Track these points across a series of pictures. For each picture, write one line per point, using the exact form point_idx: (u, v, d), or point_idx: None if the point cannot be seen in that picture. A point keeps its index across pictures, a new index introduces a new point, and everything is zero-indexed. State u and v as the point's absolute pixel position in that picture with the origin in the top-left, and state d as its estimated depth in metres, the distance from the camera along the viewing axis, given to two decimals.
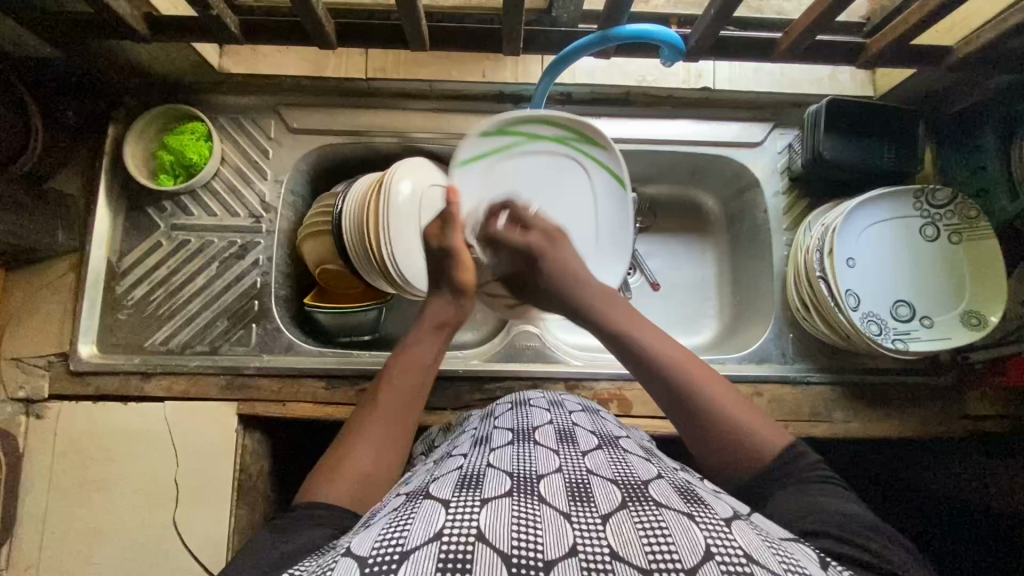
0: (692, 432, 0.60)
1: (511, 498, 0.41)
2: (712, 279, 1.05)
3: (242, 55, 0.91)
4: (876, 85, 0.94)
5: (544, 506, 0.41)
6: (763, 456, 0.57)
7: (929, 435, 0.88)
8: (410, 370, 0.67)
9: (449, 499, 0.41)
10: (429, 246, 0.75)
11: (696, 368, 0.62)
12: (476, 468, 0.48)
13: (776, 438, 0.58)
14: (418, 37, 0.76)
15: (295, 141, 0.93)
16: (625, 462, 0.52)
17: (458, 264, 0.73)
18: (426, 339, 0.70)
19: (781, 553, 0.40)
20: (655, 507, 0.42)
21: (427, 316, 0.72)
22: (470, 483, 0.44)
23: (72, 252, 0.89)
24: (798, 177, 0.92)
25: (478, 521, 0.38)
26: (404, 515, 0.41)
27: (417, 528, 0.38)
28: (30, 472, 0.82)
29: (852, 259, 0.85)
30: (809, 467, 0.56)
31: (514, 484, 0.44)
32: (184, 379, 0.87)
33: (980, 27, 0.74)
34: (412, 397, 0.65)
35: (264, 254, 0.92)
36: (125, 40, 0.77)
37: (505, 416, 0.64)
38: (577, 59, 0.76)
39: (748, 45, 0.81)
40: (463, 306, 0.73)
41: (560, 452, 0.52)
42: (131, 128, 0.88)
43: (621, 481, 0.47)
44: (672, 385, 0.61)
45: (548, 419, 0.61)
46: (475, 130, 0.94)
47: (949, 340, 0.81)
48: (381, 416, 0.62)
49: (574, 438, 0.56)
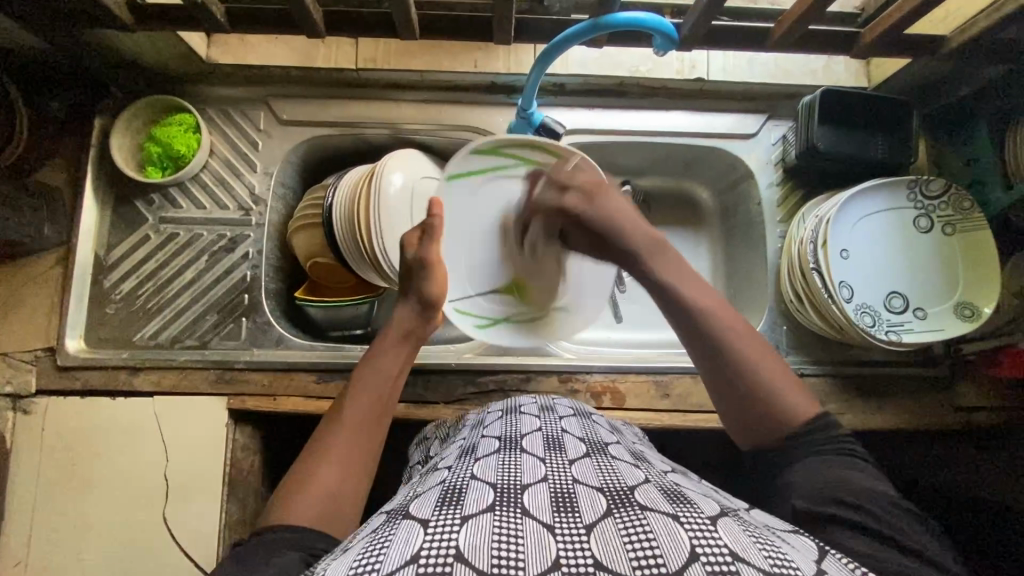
0: (724, 389, 0.58)
1: (492, 513, 0.41)
2: (706, 272, 1.05)
3: (230, 44, 0.89)
4: (870, 76, 0.93)
5: (527, 520, 0.41)
6: (791, 420, 0.55)
7: (923, 427, 0.88)
8: (377, 383, 0.66)
9: (428, 517, 0.41)
10: (404, 253, 0.74)
11: (734, 326, 0.59)
12: (459, 480, 0.48)
13: (807, 406, 0.56)
14: (408, 26, 0.75)
15: (285, 133, 0.92)
16: (612, 468, 0.51)
17: (428, 276, 0.73)
18: (391, 351, 0.69)
19: (768, 546, 0.39)
20: (640, 511, 0.41)
21: (392, 325, 0.71)
22: (451, 499, 0.43)
23: (58, 246, 0.88)
24: (792, 169, 0.92)
25: (457, 540, 0.37)
26: (382, 537, 0.40)
27: (394, 549, 0.37)
28: (17, 468, 0.81)
29: (846, 251, 0.84)
30: (835, 439, 0.54)
31: (496, 497, 0.43)
32: (173, 373, 0.86)
33: (975, 16, 0.74)
34: (378, 412, 0.64)
35: (254, 247, 0.91)
36: (110, 30, 0.76)
37: (492, 424, 0.64)
38: (568, 48, 0.75)
39: (741, 35, 0.80)
40: (430, 321, 0.72)
41: (547, 461, 0.51)
42: (117, 120, 0.87)
43: (607, 487, 0.46)
44: (703, 333, 0.59)
45: (536, 425, 0.61)
46: (467, 121, 0.93)
47: (943, 331, 0.81)
48: (347, 434, 0.60)
49: (562, 446, 0.56)
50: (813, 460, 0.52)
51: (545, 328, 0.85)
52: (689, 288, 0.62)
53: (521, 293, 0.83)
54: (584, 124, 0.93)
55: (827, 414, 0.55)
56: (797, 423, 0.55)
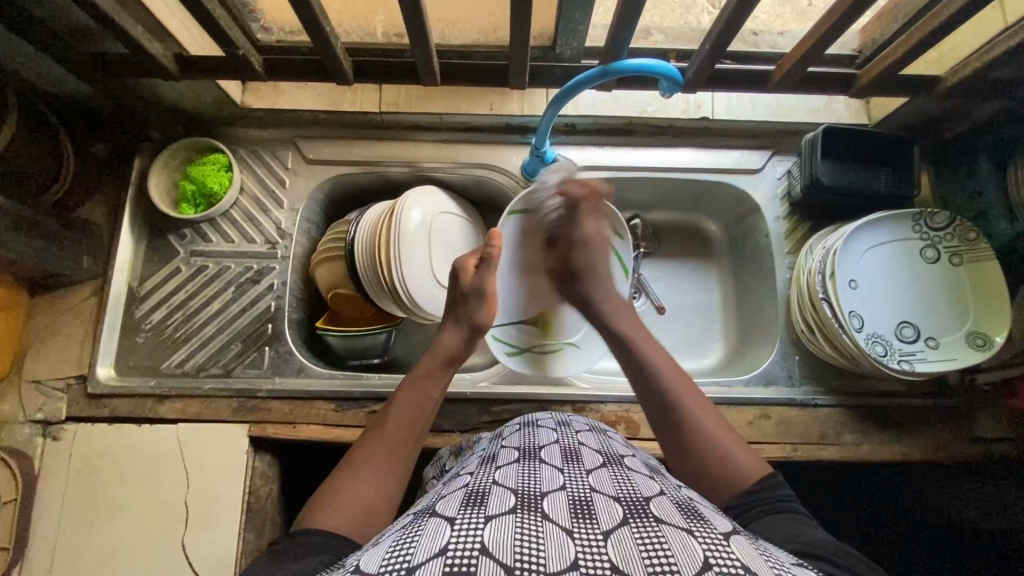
0: (680, 455, 0.62)
1: (515, 515, 0.43)
2: (717, 303, 1.07)
3: (264, 91, 0.96)
4: (871, 113, 0.97)
5: (547, 523, 0.43)
6: (741, 481, 0.59)
7: (942, 458, 0.87)
8: (416, 402, 0.68)
9: (454, 517, 0.44)
10: (461, 281, 0.79)
11: (687, 392, 0.65)
12: (481, 486, 0.50)
13: (755, 468, 0.60)
14: (430, 73, 0.80)
15: (311, 171, 0.97)
16: (627, 479, 0.53)
17: (483, 304, 0.78)
18: (433, 372, 0.72)
19: (780, 566, 0.41)
20: (655, 522, 0.44)
21: (437, 349, 0.74)
22: (476, 502, 0.46)
23: (95, 278, 0.93)
24: (798, 202, 0.95)
25: (482, 537, 0.40)
26: (412, 533, 0.43)
27: (423, 545, 0.40)
28: (44, 493, 0.83)
29: (854, 281, 0.86)
30: (783, 497, 0.57)
31: (518, 501, 0.46)
32: (197, 401, 0.88)
33: (967, 58, 0.77)
34: (414, 429, 0.66)
35: (279, 279, 0.95)
36: (156, 79, 0.82)
37: (512, 435, 0.66)
38: (580, 92, 0.80)
39: (744, 77, 0.85)
40: (471, 346, 0.76)
41: (565, 470, 0.53)
42: (155, 161, 0.93)
43: (623, 497, 0.48)
44: (668, 409, 0.64)
45: (554, 437, 0.63)
46: (483, 159, 0.98)
47: (956, 360, 0.82)
48: (387, 447, 0.63)
49: (579, 456, 0.58)
50: (765, 521, 0.54)
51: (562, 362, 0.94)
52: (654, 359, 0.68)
53: (540, 326, 0.95)
54: (594, 161, 0.97)
55: (774, 474, 0.59)
56: (744, 483, 0.58)
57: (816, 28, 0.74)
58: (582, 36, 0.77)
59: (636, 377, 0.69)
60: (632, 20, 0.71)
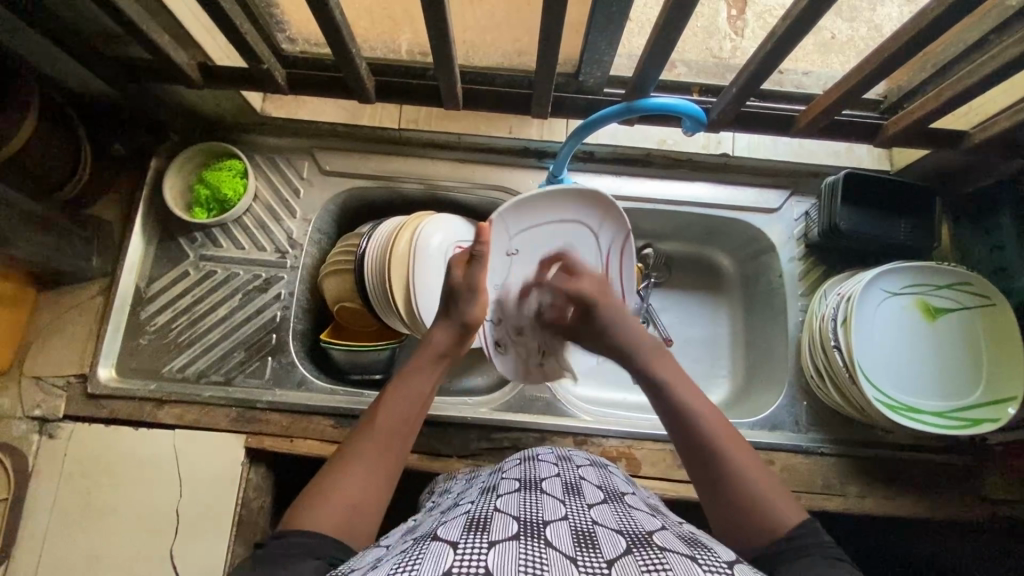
0: (702, 472, 0.61)
1: (518, 542, 0.43)
2: (725, 339, 1.05)
3: (285, 101, 0.96)
4: (893, 159, 0.96)
5: (550, 550, 0.43)
6: (777, 527, 0.55)
7: (948, 517, 0.86)
8: (409, 403, 0.67)
9: (456, 539, 0.43)
10: (449, 276, 0.74)
11: (724, 433, 0.62)
12: (483, 513, 0.50)
13: (792, 514, 0.56)
14: (453, 96, 0.81)
15: (325, 182, 0.97)
16: (630, 514, 0.53)
17: (472, 301, 0.73)
18: (431, 368, 0.70)
19: None
20: (659, 550, 0.44)
21: (429, 343, 0.72)
22: (478, 526, 0.46)
23: (102, 277, 0.93)
24: (814, 245, 0.94)
25: (486, 563, 0.40)
26: (414, 555, 0.42)
27: (427, 565, 0.40)
28: (35, 491, 0.83)
29: (870, 332, 0.83)
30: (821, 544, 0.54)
31: (521, 527, 0.45)
32: (196, 408, 0.88)
33: (996, 116, 0.77)
34: (402, 431, 0.64)
35: (286, 289, 0.94)
36: (178, 85, 0.82)
37: (511, 468, 0.64)
38: (603, 126, 0.79)
39: (768, 118, 0.84)
40: (463, 344, 0.73)
41: (567, 503, 0.53)
42: (171, 163, 0.92)
43: (625, 530, 0.48)
44: (692, 435, 0.63)
45: (555, 471, 0.61)
46: (500, 181, 0.98)
47: (1001, 420, 0.79)
48: (371, 444, 0.62)
49: (580, 490, 0.57)
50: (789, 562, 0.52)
51: (770, 390, 0.95)
52: (686, 394, 0.66)
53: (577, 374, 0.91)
54: (610, 189, 0.97)
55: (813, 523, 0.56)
56: (784, 529, 0.55)
57: (845, 81, 0.73)
58: (607, 67, 0.77)
59: (670, 416, 0.65)
60: (661, 60, 0.70)
